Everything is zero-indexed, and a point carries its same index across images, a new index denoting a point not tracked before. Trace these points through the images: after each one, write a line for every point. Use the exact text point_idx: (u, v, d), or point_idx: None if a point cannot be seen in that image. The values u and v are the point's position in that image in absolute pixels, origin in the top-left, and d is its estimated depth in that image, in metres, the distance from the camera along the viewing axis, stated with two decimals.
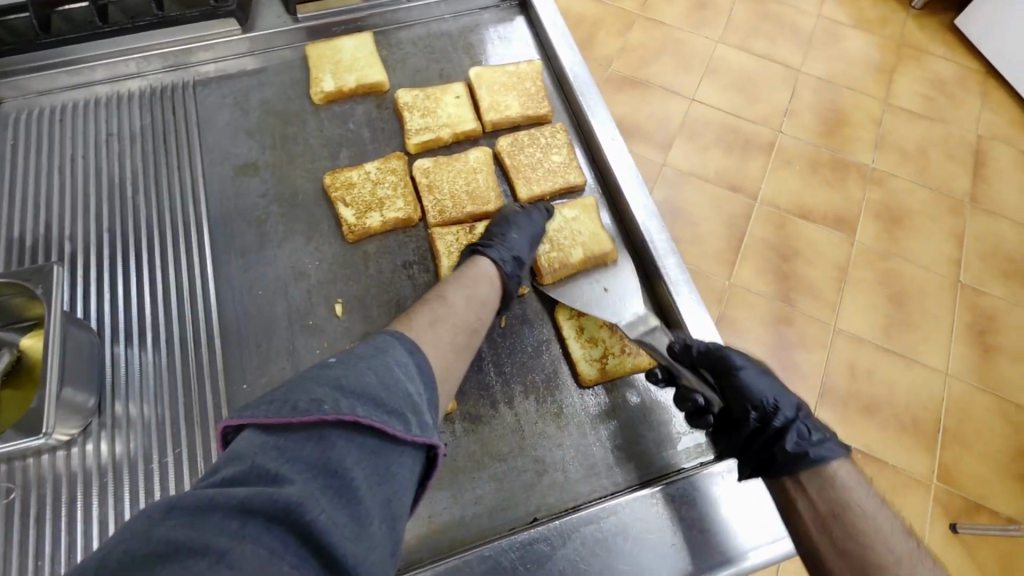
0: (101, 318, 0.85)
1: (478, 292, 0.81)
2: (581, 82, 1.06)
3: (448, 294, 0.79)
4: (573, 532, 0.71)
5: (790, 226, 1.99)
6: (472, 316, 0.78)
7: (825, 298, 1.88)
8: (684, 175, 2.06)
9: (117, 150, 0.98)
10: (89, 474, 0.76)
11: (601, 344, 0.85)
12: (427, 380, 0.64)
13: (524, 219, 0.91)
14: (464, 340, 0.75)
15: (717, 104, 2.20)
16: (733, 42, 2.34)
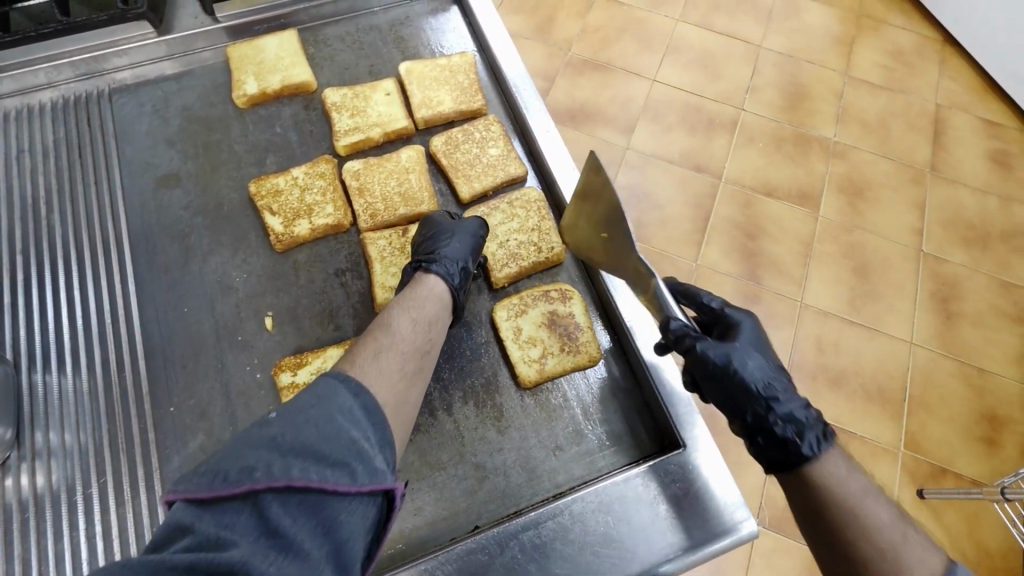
0: (17, 346, 0.81)
1: (426, 312, 0.76)
2: (514, 74, 1.02)
3: (394, 321, 0.73)
4: (511, 540, 0.70)
5: (754, 204, 1.98)
6: (426, 345, 0.73)
7: (790, 275, 1.88)
8: (646, 159, 2.04)
9: (29, 167, 0.92)
10: (9, 511, 0.73)
11: (540, 344, 0.83)
12: (374, 421, 0.60)
13: (468, 227, 0.85)
14: (415, 368, 0.70)
15: (676, 84, 2.18)
16: (691, 19, 2.32)
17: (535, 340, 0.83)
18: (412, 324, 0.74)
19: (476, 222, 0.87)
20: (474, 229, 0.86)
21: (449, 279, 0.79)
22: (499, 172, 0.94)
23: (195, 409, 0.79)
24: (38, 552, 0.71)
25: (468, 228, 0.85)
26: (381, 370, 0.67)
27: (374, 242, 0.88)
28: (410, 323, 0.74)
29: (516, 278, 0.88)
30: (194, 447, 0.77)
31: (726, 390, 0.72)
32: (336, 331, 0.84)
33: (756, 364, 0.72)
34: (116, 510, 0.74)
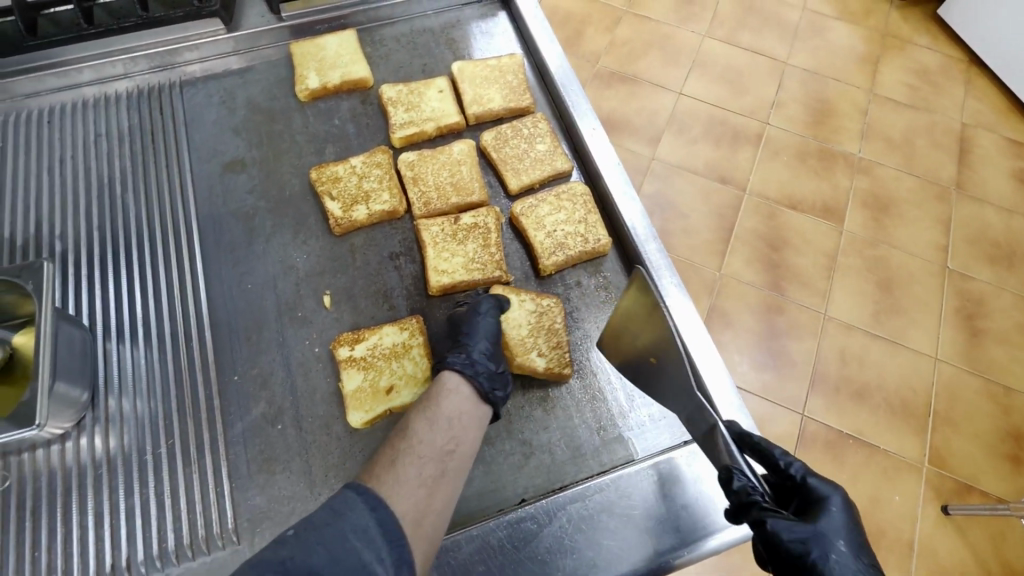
0: (93, 315, 0.86)
1: (441, 415, 0.73)
2: (562, 74, 1.07)
3: (414, 425, 0.71)
4: (559, 510, 0.73)
5: (779, 216, 2.01)
6: (449, 444, 0.70)
7: (814, 287, 1.90)
8: (673, 169, 2.08)
9: (106, 150, 0.99)
10: (84, 468, 0.77)
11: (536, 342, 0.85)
12: (390, 537, 0.61)
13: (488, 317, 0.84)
14: (435, 472, 0.67)
15: (704, 97, 2.22)
16: (719, 35, 2.36)
17: (552, 333, 0.86)
18: (433, 425, 0.71)
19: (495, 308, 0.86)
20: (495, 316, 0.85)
21: (477, 379, 0.76)
22: (546, 165, 0.98)
23: (257, 379, 0.83)
24: (110, 507, 0.75)
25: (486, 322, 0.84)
26: (398, 476, 0.66)
27: (428, 229, 0.93)
28: (433, 427, 0.71)
29: (563, 266, 0.91)
30: (255, 415, 0.81)
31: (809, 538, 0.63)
32: (390, 311, 0.89)
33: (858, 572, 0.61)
34: (182, 471, 0.77)
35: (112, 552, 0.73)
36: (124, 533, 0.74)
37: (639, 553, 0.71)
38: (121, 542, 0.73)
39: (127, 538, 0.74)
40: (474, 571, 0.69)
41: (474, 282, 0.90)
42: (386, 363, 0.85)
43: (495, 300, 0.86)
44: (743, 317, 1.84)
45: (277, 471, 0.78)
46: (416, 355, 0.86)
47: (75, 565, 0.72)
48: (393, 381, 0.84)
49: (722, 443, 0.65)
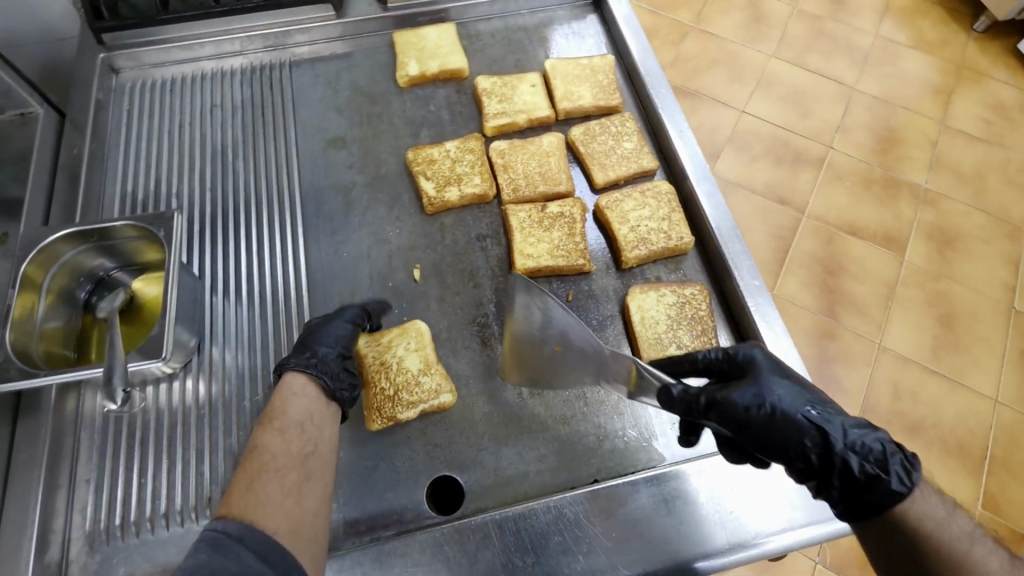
0: (203, 270, 0.92)
1: (291, 417, 0.68)
2: (652, 76, 1.09)
3: (263, 439, 0.64)
4: (634, 492, 0.75)
5: (838, 240, 1.98)
6: (307, 446, 0.66)
7: (871, 315, 1.86)
8: (732, 185, 2.08)
9: (220, 120, 1.06)
10: (189, 407, 0.83)
11: (679, 333, 0.87)
12: (270, 557, 0.55)
13: (333, 320, 0.81)
14: (299, 476, 0.62)
15: (769, 116, 2.21)
16: (789, 56, 2.35)
17: (695, 324, 0.88)
18: (285, 435, 0.66)
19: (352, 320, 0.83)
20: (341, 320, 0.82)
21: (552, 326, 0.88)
22: (633, 163, 1.01)
23: None
24: (211, 445, 0.80)
25: (331, 322, 0.81)
26: (260, 498, 0.59)
27: (516, 213, 0.96)
28: (280, 434, 0.65)
29: (643, 261, 0.93)
30: None
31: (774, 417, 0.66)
32: (475, 289, 0.92)
33: (795, 397, 0.67)
34: None
35: (209, 487, 0.78)
36: (222, 470, 0.79)
37: (714, 541, 0.72)
38: (219, 478, 0.78)
39: (224, 476, 0.78)
40: (550, 540, 0.72)
41: (558, 268, 0.91)
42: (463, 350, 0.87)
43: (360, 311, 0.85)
44: (795, 338, 1.82)
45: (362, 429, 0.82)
46: (383, 386, 0.84)
47: (177, 494, 0.77)
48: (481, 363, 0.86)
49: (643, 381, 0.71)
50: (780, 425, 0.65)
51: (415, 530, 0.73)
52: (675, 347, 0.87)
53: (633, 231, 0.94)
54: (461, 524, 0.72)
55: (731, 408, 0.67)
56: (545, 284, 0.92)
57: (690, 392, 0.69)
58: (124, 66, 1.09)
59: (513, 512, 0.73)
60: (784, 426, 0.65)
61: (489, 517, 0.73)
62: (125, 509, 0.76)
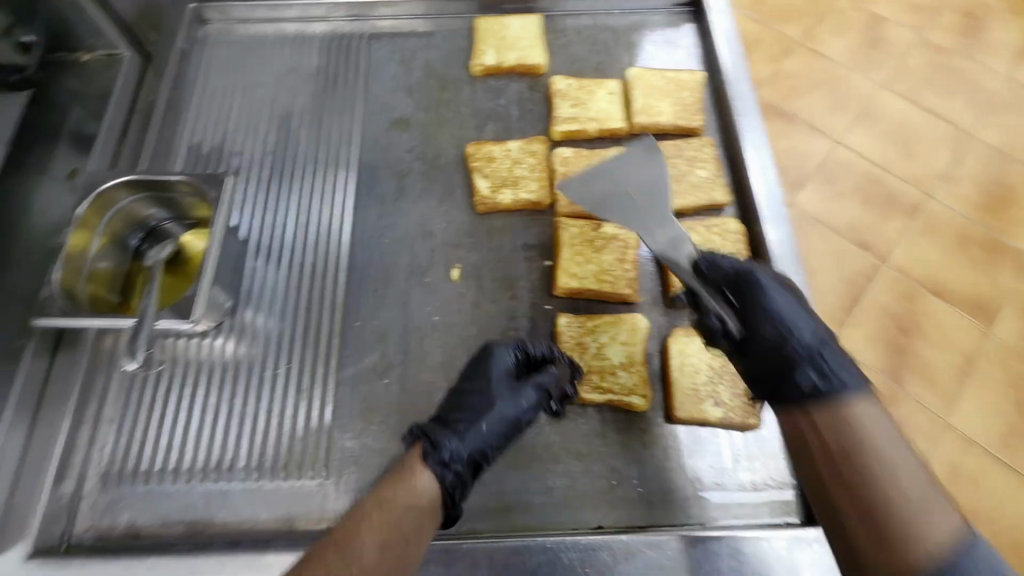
0: (251, 233, 0.93)
1: (403, 520, 0.61)
2: (742, 102, 1.01)
3: (359, 531, 0.59)
4: (637, 551, 0.71)
5: (921, 299, 1.77)
6: (399, 554, 0.60)
7: (943, 389, 1.67)
8: (810, 222, 1.92)
9: (292, 84, 1.06)
10: (213, 367, 0.84)
11: (719, 387, 0.80)
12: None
13: (503, 395, 0.72)
14: None
15: (867, 151, 2.02)
16: (901, 89, 2.14)
17: (738, 381, 0.81)
18: (379, 545, 0.59)
19: (522, 395, 0.73)
20: (511, 395, 0.73)
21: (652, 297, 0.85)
22: (703, 193, 0.93)
23: (377, 330, 0.86)
24: (227, 410, 0.81)
25: (499, 402, 0.71)
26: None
27: (567, 228, 0.91)
28: (378, 539, 0.59)
29: None
30: (366, 364, 0.84)
31: (779, 348, 0.69)
32: (511, 301, 0.88)
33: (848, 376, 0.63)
34: (293, 396, 0.82)
35: (219, 450, 0.78)
36: (233, 436, 0.79)
37: None
38: (228, 445, 0.79)
39: (234, 443, 0.79)
40: None
41: (600, 293, 0.86)
42: (578, 356, 0.82)
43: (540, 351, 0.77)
44: None
45: (375, 423, 0.80)
46: (580, 364, 0.81)
47: (188, 451, 0.78)
48: (602, 378, 0.81)
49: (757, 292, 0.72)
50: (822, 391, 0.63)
51: None
52: (712, 401, 0.79)
53: None
54: (452, 545, 0.71)
55: (750, 300, 0.72)
56: (584, 308, 0.88)
57: (730, 268, 0.74)
58: (213, 19, 1.11)
59: (507, 544, 0.71)
60: (783, 355, 0.68)
61: (482, 544, 0.71)
62: (140, 457, 0.78)
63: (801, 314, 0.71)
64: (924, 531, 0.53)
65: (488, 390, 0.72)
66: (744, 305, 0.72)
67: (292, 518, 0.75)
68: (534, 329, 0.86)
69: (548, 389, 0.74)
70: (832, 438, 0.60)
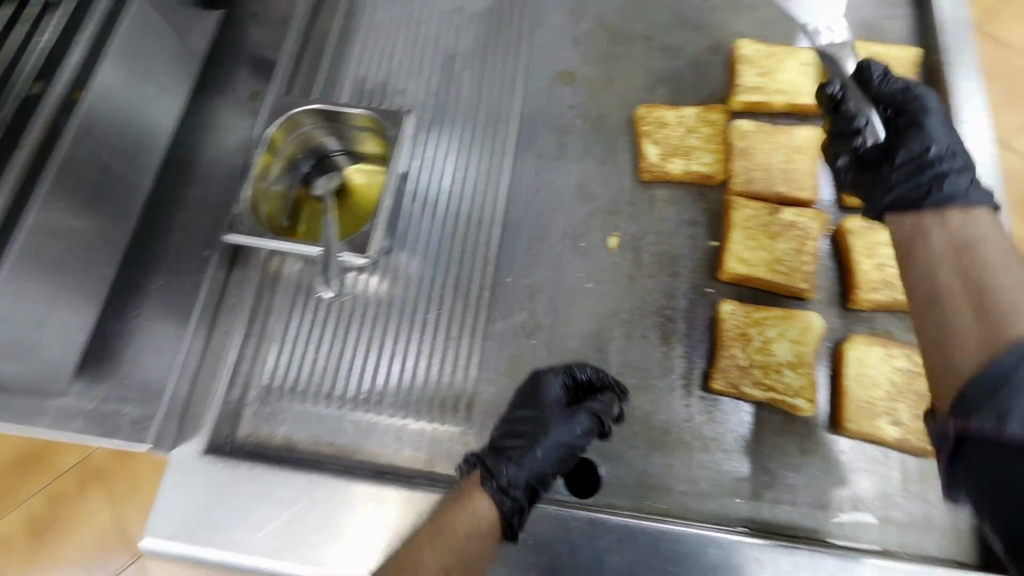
0: (411, 173, 0.92)
1: (461, 547, 0.60)
2: (960, 87, 0.89)
3: (408, 556, 0.60)
4: (790, 559, 0.67)
5: None
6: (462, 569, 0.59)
7: None
8: None
9: (458, 24, 1.03)
10: (368, 301, 0.85)
11: (895, 405, 0.73)
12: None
13: (555, 424, 0.69)
14: None
15: None
16: None
17: (919, 401, 0.74)
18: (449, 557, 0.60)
19: (575, 420, 0.69)
20: (564, 420, 0.69)
21: None
22: None
23: (527, 288, 0.85)
24: (379, 345, 0.82)
25: (551, 431, 0.68)
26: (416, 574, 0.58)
27: (742, 209, 0.84)
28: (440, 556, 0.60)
29: (879, 307, 0.78)
30: (514, 321, 0.83)
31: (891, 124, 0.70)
32: (669, 279, 0.83)
33: None
34: (441, 343, 0.82)
35: (369, 383, 0.81)
36: (384, 372, 0.81)
37: None
38: (379, 378, 0.81)
39: (385, 377, 0.81)
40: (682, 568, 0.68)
41: (772, 284, 0.80)
42: (741, 347, 0.77)
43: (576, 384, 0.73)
44: None
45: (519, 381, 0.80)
46: (737, 356, 0.76)
47: (342, 380, 0.81)
48: (765, 375, 0.76)
49: (887, 87, 0.71)
50: (911, 175, 0.64)
51: (550, 504, 0.72)
52: (887, 418, 0.73)
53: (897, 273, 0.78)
54: (596, 517, 0.70)
55: (909, 113, 0.69)
56: (750, 297, 0.82)
57: (900, 85, 0.71)
58: None
59: (651, 527, 0.69)
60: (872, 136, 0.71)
61: (625, 522, 0.70)
62: (298, 376, 0.82)
63: (946, 135, 0.66)
64: (1014, 319, 0.48)
65: (539, 416, 0.70)
66: (900, 117, 0.70)
67: (433, 460, 0.77)
68: (691, 311, 0.81)
69: (600, 416, 0.70)
70: (917, 271, 0.57)
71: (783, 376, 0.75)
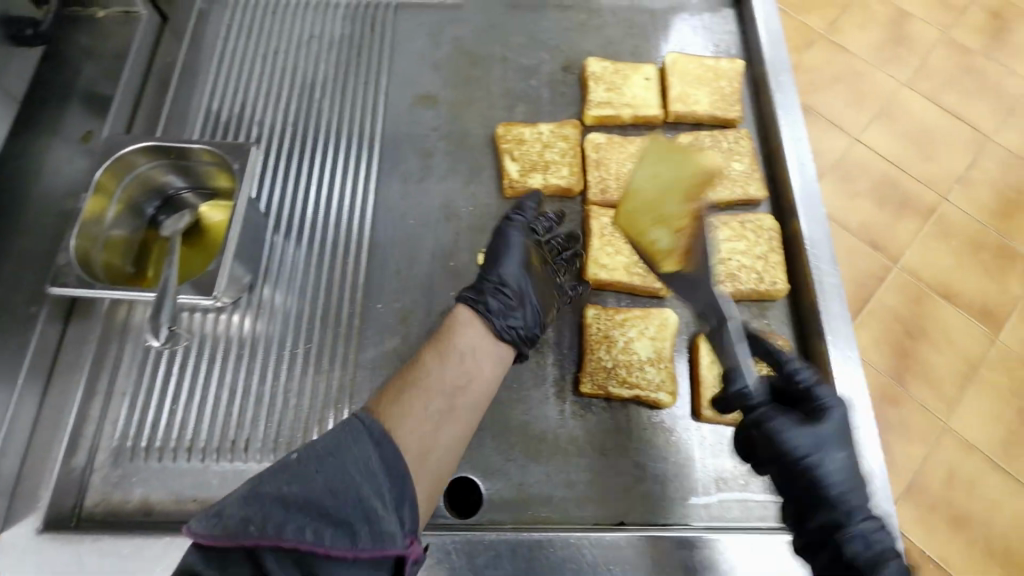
0: (271, 206, 0.89)
1: (456, 351, 0.68)
2: (782, 92, 0.98)
3: (423, 360, 0.67)
4: (658, 550, 0.70)
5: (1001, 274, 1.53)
6: (460, 380, 0.66)
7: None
8: (883, 176, 1.64)
9: (314, 53, 1.01)
10: (230, 343, 0.81)
11: None
12: (393, 476, 0.54)
13: (501, 244, 0.79)
14: (446, 406, 0.63)
15: (946, 103, 1.74)
16: (979, 36, 1.86)
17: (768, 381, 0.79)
18: (444, 360, 0.67)
19: (510, 235, 0.80)
20: (503, 240, 0.79)
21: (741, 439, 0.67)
22: (738, 188, 0.91)
23: (398, 313, 0.84)
24: (244, 388, 0.78)
25: (500, 251, 0.78)
26: (406, 411, 0.61)
27: (598, 217, 0.88)
28: (442, 364, 0.67)
29: (727, 299, 0.84)
30: (387, 348, 0.82)
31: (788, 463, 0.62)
32: None
33: (838, 460, 0.61)
34: (310, 378, 0.79)
35: (234, 429, 0.76)
36: (249, 416, 0.77)
37: None
38: (244, 423, 0.77)
39: (251, 421, 0.77)
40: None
41: (631, 286, 0.84)
42: (605, 350, 0.80)
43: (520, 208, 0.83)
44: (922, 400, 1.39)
45: None
46: (602, 358, 0.80)
47: (204, 430, 0.76)
48: (629, 373, 0.79)
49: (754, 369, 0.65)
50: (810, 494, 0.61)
51: (428, 530, 0.70)
52: None
53: (738, 266, 0.85)
54: (474, 537, 0.69)
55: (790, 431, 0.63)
56: (613, 300, 0.86)
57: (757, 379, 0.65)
58: None
59: (528, 539, 0.69)
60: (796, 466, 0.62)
61: (502, 538, 0.69)
62: (152, 432, 0.76)
63: (848, 466, 0.61)
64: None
65: (490, 251, 0.80)
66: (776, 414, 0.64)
67: None
68: (561, 319, 0.84)
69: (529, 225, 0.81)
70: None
71: (645, 372, 0.79)
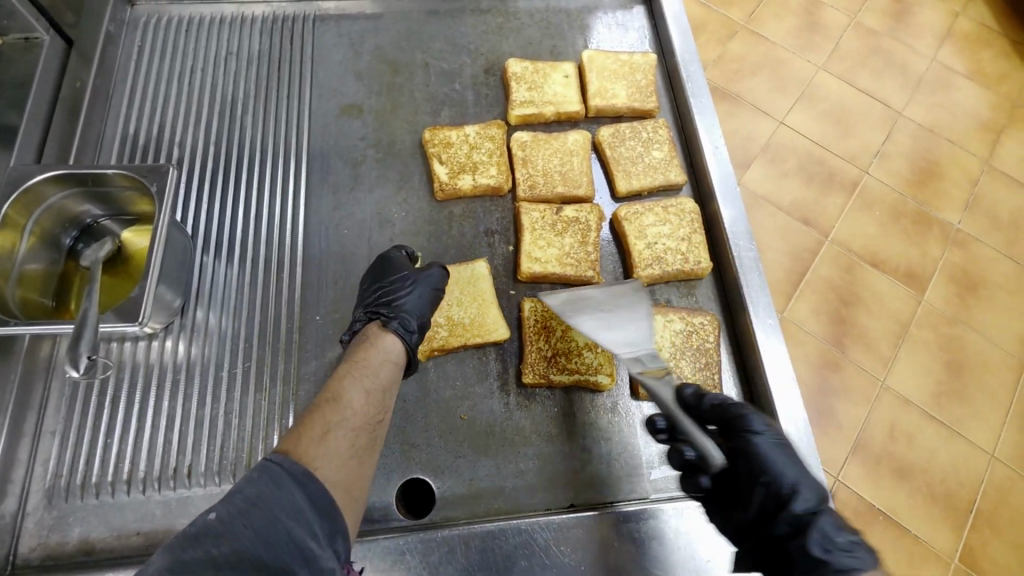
0: (198, 227, 0.88)
1: (377, 377, 0.69)
2: (694, 81, 1.03)
3: (343, 390, 0.65)
4: (607, 527, 0.73)
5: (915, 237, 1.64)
6: (379, 413, 0.67)
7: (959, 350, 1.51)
8: (803, 154, 1.74)
9: (233, 69, 1.00)
10: (164, 369, 0.79)
11: (679, 363, 0.83)
12: (321, 509, 0.54)
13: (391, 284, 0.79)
14: (368, 440, 0.63)
15: (855, 82, 1.86)
16: (879, 18, 1.99)
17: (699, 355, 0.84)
18: (365, 394, 0.67)
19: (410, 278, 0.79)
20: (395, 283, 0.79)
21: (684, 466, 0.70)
22: (659, 174, 0.95)
23: (338, 323, 0.84)
24: (181, 413, 0.77)
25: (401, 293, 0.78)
26: (324, 443, 0.59)
27: (529, 212, 0.91)
28: (361, 391, 0.67)
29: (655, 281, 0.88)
30: (328, 359, 0.82)
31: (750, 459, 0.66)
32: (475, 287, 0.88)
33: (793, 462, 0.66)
34: (252, 396, 0.79)
35: (174, 455, 0.75)
36: (190, 441, 0.76)
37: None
38: (186, 449, 0.75)
39: (192, 447, 0.75)
40: (515, 562, 0.70)
41: (565, 277, 0.87)
42: (544, 340, 0.83)
43: (444, 271, 0.83)
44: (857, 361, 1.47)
45: None
46: (541, 348, 0.83)
47: (142, 460, 0.74)
48: (568, 360, 0.82)
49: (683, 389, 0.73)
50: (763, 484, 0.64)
51: (382, 533, 0.70)
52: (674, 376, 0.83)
53: (665, 248, 0.89)
54: (427, 535, 0.70)
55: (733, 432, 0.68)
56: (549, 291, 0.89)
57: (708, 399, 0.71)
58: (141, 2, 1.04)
59: (481, 529, 0.71)
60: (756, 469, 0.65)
61: (456, 532, 0.71)
62: (86, 468, 0.73)
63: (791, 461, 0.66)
64: None
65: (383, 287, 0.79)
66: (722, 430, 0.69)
67: None
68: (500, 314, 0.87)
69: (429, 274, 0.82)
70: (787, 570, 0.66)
71: (584, 359, 0.83)
